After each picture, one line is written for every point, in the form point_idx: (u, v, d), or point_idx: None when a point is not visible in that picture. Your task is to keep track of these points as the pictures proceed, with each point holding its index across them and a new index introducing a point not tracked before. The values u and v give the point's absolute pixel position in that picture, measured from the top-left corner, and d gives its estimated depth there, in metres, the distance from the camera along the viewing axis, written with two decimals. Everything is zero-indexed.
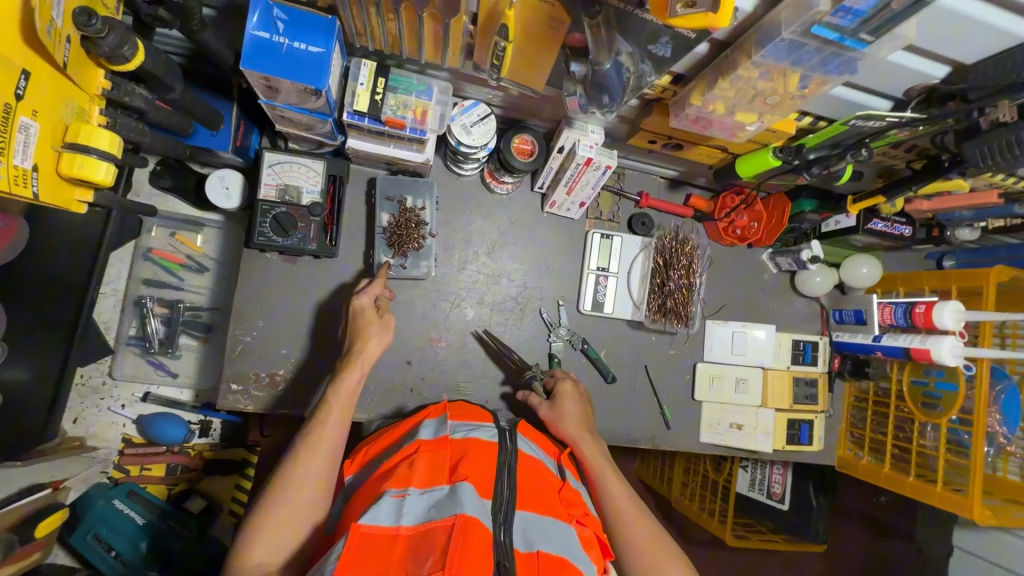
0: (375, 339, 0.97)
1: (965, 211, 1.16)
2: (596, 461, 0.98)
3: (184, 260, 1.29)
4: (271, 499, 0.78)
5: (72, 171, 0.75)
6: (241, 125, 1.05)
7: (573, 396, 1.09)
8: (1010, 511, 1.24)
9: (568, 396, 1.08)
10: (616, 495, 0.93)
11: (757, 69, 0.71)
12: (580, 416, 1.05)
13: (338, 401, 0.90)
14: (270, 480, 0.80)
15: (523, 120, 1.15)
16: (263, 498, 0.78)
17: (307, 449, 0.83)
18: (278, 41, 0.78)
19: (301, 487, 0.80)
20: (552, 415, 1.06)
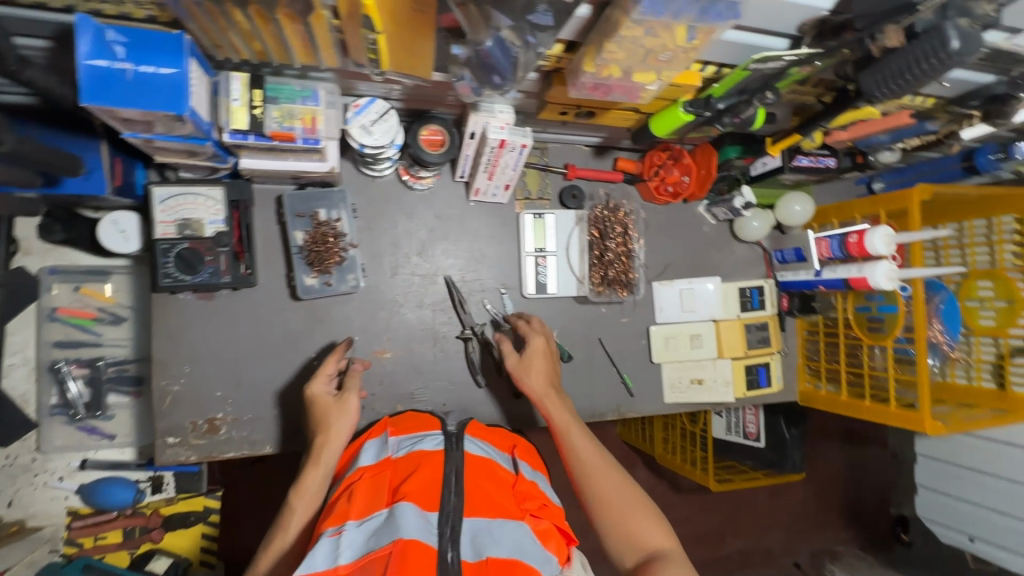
0: (337, 427, 0.89)
1: (883, 135, 1.16)
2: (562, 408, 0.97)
3: (96, 313, 1.20)
4: None
5: None
6: (117, 163, 0.96)
7: (543, 352, 1.04)
8: (961, 415, 1.31)
9: (535, 351, 1.04)
10: (581, 441, 0.91)
11: (641, 27, 0.67)
12: (548, 375, 1.02)
13: (300, 503, 0.82)
14: None
15: (429, 110, 1.08)
16: None
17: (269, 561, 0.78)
18: (120, 68, 0.69)
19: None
20: (518, 367, 1.03)
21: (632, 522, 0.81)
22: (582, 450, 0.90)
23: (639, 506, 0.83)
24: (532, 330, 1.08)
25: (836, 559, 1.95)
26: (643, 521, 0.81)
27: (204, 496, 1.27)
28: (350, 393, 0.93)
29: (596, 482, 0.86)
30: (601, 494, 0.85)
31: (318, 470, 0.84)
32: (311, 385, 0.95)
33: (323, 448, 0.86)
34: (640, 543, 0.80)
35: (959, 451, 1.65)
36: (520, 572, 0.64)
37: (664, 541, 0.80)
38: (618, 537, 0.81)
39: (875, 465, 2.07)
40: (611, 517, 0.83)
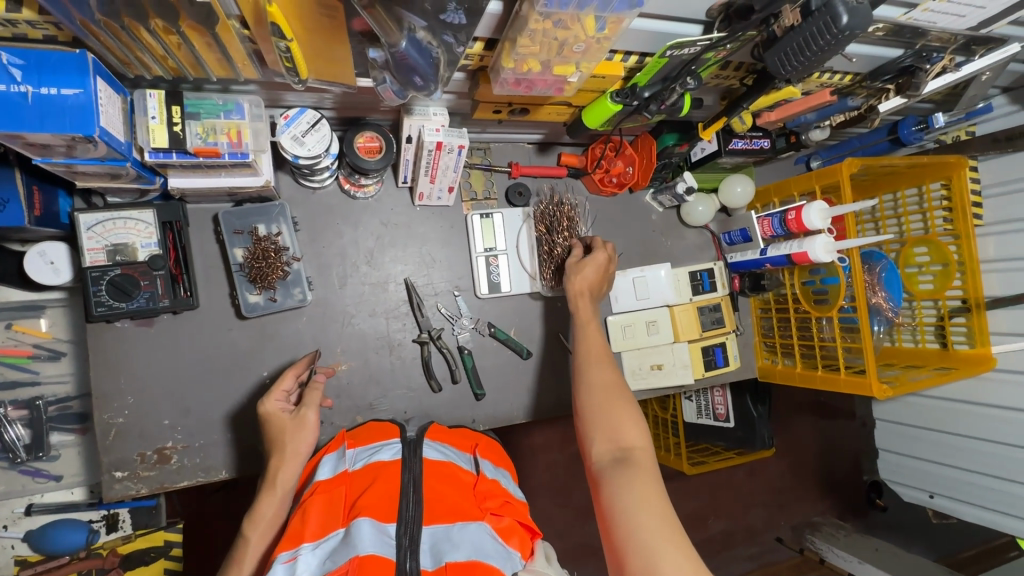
0: (293, 446, 0.86)
1: (809, 113, 1.20)
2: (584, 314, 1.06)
3: (32, 350, 1.15)
4: None
5: None
6: (36, 193, 0.92)
7: (598, 265, 1.11)
8: (909, 376, 1.36)
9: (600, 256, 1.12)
10: (595, 346, 1.00)
11: (548, 20, 0.68)
12: (593, 284, 1.10)
13: (256, 533, 0.80)
14: None
15: (363, 117, 1.08)
16: None
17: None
18: (19, 91, 0.68)
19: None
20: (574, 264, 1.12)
21: (617, 419, 0.87)
22: (592, 354, 0.98)
23: (627, 410, 0.88)
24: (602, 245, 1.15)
25: (816, 530, 1.91)
26: (626, 422, 0.86)
27: (164, 530, 1.22)
28: (308, 408, 0.90)
29: (592, 383, 0.93)
30: (596, 389, 0.92)
31: (273, 496, 0.82)
32: (267, 400, 0.92)
33: (275, 472, 0.84)
34: (619, 438, 0.85)
35: (918, 413, 1.70)
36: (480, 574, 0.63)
37: (639, 444, 0.84)
38: (600, 428, 0.87)
39: (847, 434, 2.08)
40: (598, 410, 0.89)
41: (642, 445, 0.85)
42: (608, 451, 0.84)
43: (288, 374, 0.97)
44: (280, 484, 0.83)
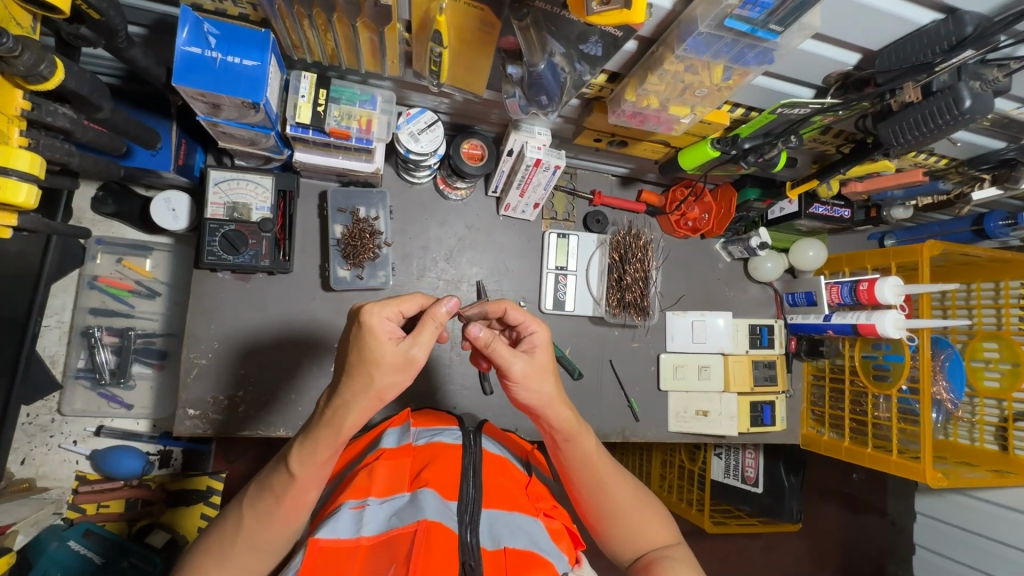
0: (382, 383, 0.66)
1: (896, 191, 1.22)
2: (562, 433, 0.81)
3: (133, 285, 1.26)
4: (203, 559, 0.69)
5: None
6: (181, 145, 1.03)
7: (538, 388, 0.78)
8: (961, 472, 1.31)
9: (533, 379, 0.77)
10: (590, 451, 0.83)
11: (682, 63, 0.74)
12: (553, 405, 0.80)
13: (303, 468, 0.69)
14: (205, 537, 0.72)
15: (471, 126, 1.16)
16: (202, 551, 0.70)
17: (255, 520, 0.70)
18: (210, 56, 0.78)
19: (240, 554, 0.70)
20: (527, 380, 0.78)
21: (640, 525, 0.82)
22: (592, 465, 0.82)
23: (644, 504, 0.84)
24: (528, 319, 0.81)
25: None
26: (650, 523, 0.83)
27: (208, 476, 1.29)
28: (420, 346, 0.67)
29: (607, 498, 0.82)
30: (602, 503, 0.82)
31: (335, 444, 0.69)
32: (372, 310, 0.66)
33: (347, 408, 0.67)
34: (644, 535, 0.82)
35: (965, 515, 1.62)
36: (537, 563, 0.66)
37: (666, 536, 0.83)
38: (624, 537, 0.82)
39: (871, 531, 1.94)
40: (616, 522, 0.82)
41: (668, 532, 0.84)
42: (638, 553, 0.82)
43: (414, 297, 0.71)
44: (345, 434, 0.69)
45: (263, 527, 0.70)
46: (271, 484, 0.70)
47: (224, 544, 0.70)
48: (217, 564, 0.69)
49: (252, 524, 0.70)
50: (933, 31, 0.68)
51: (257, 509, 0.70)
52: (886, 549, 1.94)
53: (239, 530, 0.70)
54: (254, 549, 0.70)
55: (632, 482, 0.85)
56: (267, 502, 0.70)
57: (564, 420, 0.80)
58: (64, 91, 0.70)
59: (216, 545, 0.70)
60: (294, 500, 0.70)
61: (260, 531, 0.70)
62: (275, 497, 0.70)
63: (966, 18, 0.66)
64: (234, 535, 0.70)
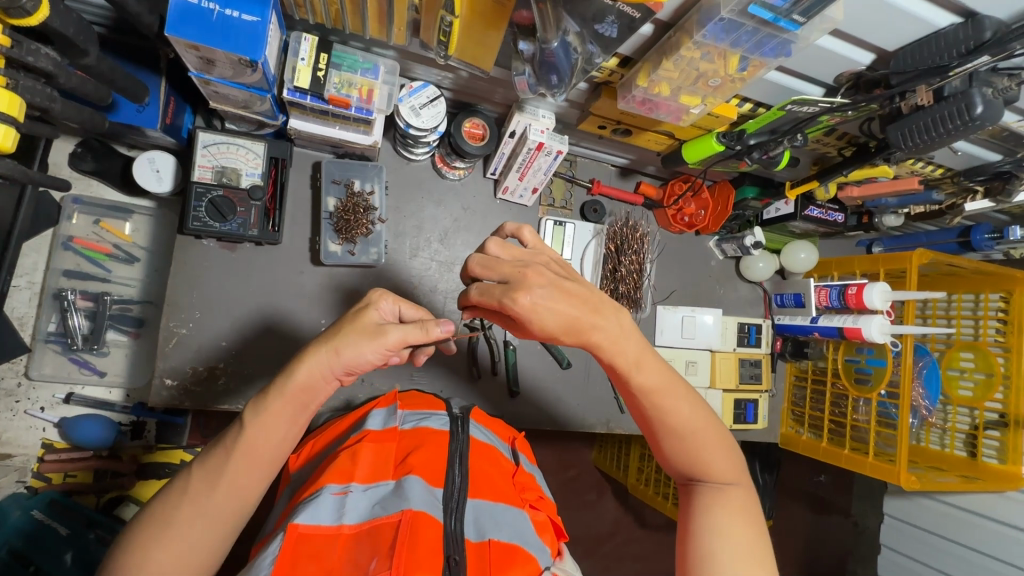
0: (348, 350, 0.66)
1: (891, 198, 1.21)
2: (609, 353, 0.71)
3: (110, 249, 1.20)
4: (148, 528, 0.64)
5: None
6: (170, 103, 0.99)
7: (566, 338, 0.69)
8: (933, 476, 1.33)
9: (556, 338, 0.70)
10: (654, 376, 0.73)
11: (699, 49, 0.73)
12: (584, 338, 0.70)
13: (257, 423, 0.66)
14: (150, 506, 0.67)
15: (474, 104, 1.13)
16: (146, 515, 0.66)
17: (202, 479, 0.65)
18: (207, 7, 0.74)
19: (184, 517, 0.64)
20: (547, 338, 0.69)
21: (699, 455, 0.76)
22: (653, 393, 0.74)
23: (702, 427, 0.77)
24: (508, 299, 0.64)
25: None
26: (714, 455, 0.76)
27: (183, 450, 1.25)
28: (397, 329, 0.68)
29: (662, 416, 0.75)
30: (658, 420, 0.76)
31: (286, 399, 0.66)
32: (380, 293, 0.72)
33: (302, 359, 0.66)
34: (697, 459, 0.76)
35: (930, 517, 1.67)
36: (520, 558, 0.64)
37: (729, 469, 0.77)
38: (680, 461, 0.78)
39: (835, 530, 1.96)
40: (674, 447, 0.77)
41: (729, 464, 0.77)
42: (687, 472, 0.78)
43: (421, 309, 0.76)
44: (295, 386, 0.66)
45: (212, 487, 0.65)
46: (223, 441, 0.67)
47: (170, 508, 0.65)
48: (158, 538, 0.63)
49: (199, 483, 0.65)
50: (951, 34, 0.68)
51: (204, 469, 0.66)
52: (847, 550, 1.96)
53: (184, 492, 0.65)
54: (198, 515, 0.64)
55: (694, 403, 0.76)
56: (216, 461, 0.66)
57: (622, 350, 0.70)
58: (48, 31, 0.65)
59: (159, 512, 0.65)
60: (242, 459, 0.66)
61: (206, 494, 0.65)
62: (225, 453, 0.66)
63: (986, 23, 0.66)
64: (179, 497, 0.65)
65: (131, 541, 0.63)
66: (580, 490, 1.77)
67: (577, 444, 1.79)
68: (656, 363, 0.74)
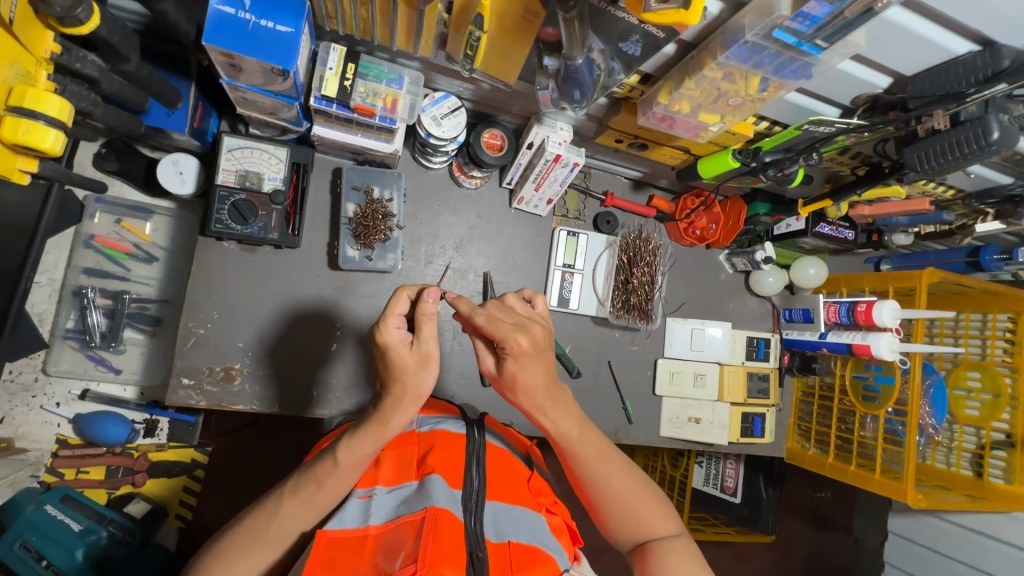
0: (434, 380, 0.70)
1: (901, 217, 1.22)
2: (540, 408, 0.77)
3: (131, 248, 1.22)
4: (237, 547, 0.69)
5: (15, 137, 0.65)
6: (198, 107, 1.01)
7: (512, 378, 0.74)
8: (939, 494, 1.33)
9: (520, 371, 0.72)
10: (590, 443, 0.80)
11: (721, 70, 0.75)
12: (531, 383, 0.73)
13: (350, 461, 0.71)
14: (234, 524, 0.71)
15: (493, 115, 1.15)
16: (235, 531, 0.70)
17: (294, 507, 0.70)
18: (243, 18, 0.76)
19: (272, 539, 0.69)
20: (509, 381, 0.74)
21: (636, 509, 0.80)
22: (589, 459, 0.79)
23: (636, 481, 0.81)
24: (502, 334, 0.70)
25: None
26: (647, 503, 0.80)
27: (193, 449, 1.28)
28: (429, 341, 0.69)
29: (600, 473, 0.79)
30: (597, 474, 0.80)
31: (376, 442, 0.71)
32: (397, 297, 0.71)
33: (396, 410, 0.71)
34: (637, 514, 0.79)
35: (934, 536, 1.67)
36: (540, 559, 0.66)
37: (669, 527, 0.80)
38: (622, 525, 0.80)
39: (837, 546, 1.95)
40: (615, 510, 0.80)
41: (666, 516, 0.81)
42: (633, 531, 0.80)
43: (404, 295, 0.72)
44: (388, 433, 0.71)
45: (299, 513, 0.71)
46: (314, 473, 0.71)
47: (257, 527, 0.70)
48: (246, 552, 0.69)
49: (291, 510, 0.70)
50: (968, 62, 0.70)
51: (297, 498, 0.71)
52: (848, 567, 1.95)
53: (275, 515, 0.70)
54: (283, 536, 0.70)
55: (622, 459, 0.82)
56: (308, 491, 0.71)
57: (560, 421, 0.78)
58: (94, 39, 0.68)
59: (248, 531, 0.70)
60: (332, 490, 0.72)
61: (295, 519, 0.70)
62: (316, 484, 0.71)
63: (1004, 52, 0.67)
64: (270, 518, 0.70)
65: (220, 550, 0.69)
66: None
67: None
68: (591, 433, 0.81)
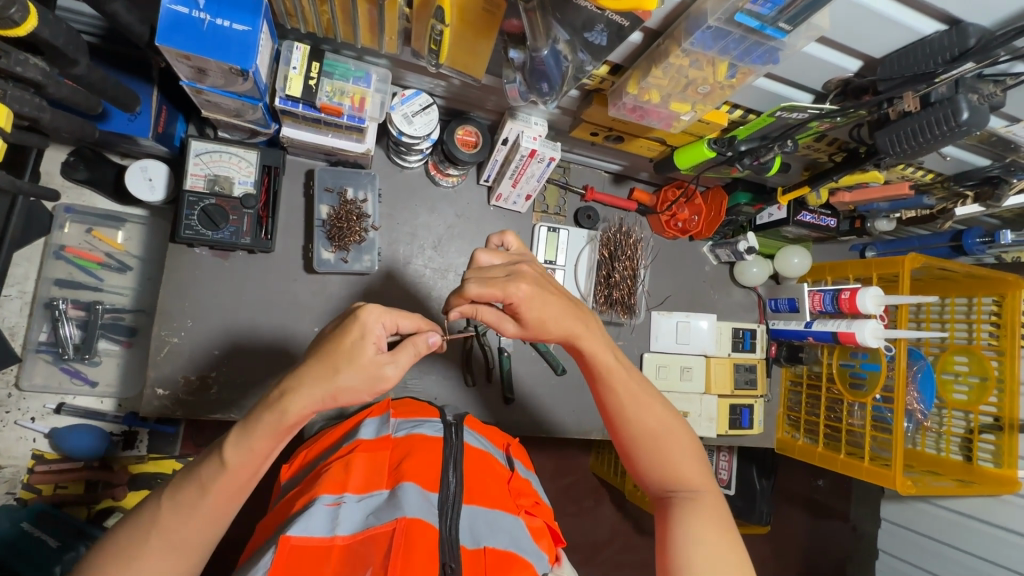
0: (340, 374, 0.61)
1: (882, 202, 1.20)
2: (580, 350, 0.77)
3: (103, 257, 1.20)
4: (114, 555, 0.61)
5: None
6: (162, 112, 1.00)
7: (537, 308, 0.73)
8: (929, 480, 1.32)
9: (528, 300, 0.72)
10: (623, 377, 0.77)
11: (688, 57, 0.73)
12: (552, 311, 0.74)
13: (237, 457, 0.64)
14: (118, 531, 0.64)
15: (467, 112, 1.13)
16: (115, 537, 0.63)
17: (177, 511, 0.63)
18: (198, 17, 0.74)
19: (158, 551, 0.62)
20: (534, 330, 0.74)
21: (667, 457, 0.77)
22: (624, 395, 0.77)
23: (670, 427, 0.78)
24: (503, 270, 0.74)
25: None
26: (677, 451, 0.77)
27: (175, 460, 1.24)
28: (395, 365, 0.64)
29: (634, 417, 0.77)
30: (630, 410, 0.77)
31: (266, 433, 0.64)
32: (372, 311, 0.64)
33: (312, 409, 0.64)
34: (666, 464, 0.77)
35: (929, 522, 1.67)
36: (518, 565, 0.64)
37: (699, 479, 0.77)
38: (652, 468, 0.78)
39: (833, 535, 1.95)
40: (649, 458, 0.78)
41: (698, 469, 0.77)
42: (662, 481, 0.77)
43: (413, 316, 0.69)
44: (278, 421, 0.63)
45: (184, 516, 0.63)
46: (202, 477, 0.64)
47: (143, 528, 0.63)
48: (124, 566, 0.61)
49: (173, 517, 0.63)
50: (935, 41, 0.69)
51: (177, 500, 0.64)
52: (846, 555, 1.94)
53: (155, 527, 0.63)
54: (176, 543, 0.63)
55: (659, 404, 0.79)
56: (191, 493, 0.64)
57: (599, 354, 0.76)
58: (40, 43, 0.66)
59: (127, 542, 0.62)
60: (220, 493, 0.64)
61: (178, 524, 0.63)
62: (200, 488, 0.64)
63: (970, 30, 0.67)
64: (148, 528, 0.63)
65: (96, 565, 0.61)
66: (577, 497, 1.76)
67: (574, 450, 1.77)
68: (631, 377, 0.78)
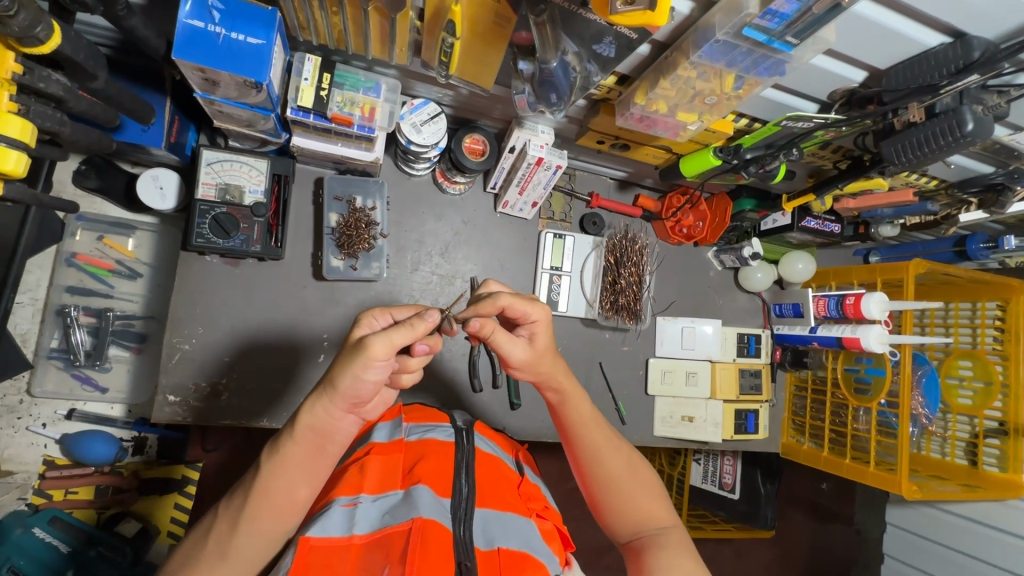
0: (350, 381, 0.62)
1: (887, 208, 1.21)
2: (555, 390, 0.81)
3: (113, 265, 1.21)
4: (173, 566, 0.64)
5: None
6: (174, 122, 1.01)
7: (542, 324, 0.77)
8: (933, 485, 1.33)
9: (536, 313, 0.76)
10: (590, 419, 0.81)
11: (695, 69, 0.74)
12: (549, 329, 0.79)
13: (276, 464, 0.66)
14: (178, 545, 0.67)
15: (474, 120, 1.15)
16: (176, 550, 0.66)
17: (227, 521, 0.65)
18: (213, 31, 0.76)
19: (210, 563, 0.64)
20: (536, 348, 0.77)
21: (634, 498, 0.78)
22: (590, 435, 0.81)
23: (634, 469, 0.81)
24: (533, 308, 0.75)
25: None
26: (643, 492, 0.79)
27: (185, 466, 1.27)
28: (385, 338, 0.60)
29: (600, 459, 0.80)
30: (596, 450, 0.80)
31: (301, 441, 0.66)
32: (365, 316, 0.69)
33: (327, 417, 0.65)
34: (633, 504, 0.78)
35: (933, 526, 1.67)
36: (531, 566, 0.65)
37: (666, 518, 0.78)
38: (620, 512, 0.78)
39: (838, 539, 1.94)
40: (617, 501, 0.78)
41: (664, 509, 0.79)
42: (631, 524, 0.77)
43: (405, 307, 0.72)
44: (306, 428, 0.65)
45: (233, 529, 0.65)
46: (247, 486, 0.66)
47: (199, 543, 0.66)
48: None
49: (222, 528, 0.65)
50: (941, 53, 0.70)
51: (228, 509, 0.66)
52: (851, 559, 1.94)
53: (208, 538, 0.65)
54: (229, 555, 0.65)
55: (622, 447, 0.82)
56: (239, 501, 0.66)
57: (569, 398, 0.82)
58: (61, 58, 0.67)
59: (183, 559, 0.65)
60: (264, 503, 0.66)
61: (228, 537, 0.65)
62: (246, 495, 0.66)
63: (975, 43, 0.68)
64: (205, 538, 0.65)
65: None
66: (581, 501, 1.76)
67: None
68: (596, 420, 0.82)
